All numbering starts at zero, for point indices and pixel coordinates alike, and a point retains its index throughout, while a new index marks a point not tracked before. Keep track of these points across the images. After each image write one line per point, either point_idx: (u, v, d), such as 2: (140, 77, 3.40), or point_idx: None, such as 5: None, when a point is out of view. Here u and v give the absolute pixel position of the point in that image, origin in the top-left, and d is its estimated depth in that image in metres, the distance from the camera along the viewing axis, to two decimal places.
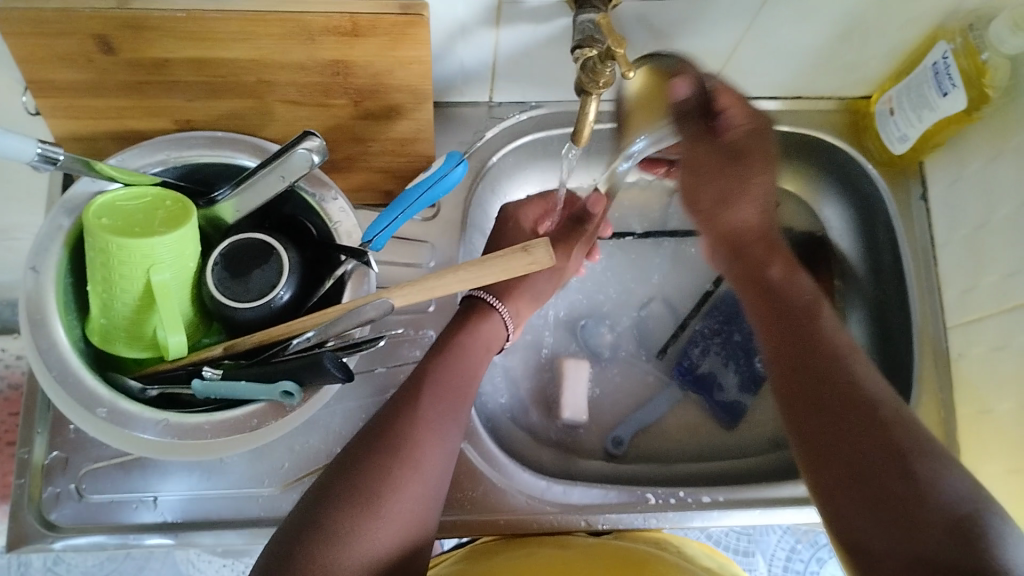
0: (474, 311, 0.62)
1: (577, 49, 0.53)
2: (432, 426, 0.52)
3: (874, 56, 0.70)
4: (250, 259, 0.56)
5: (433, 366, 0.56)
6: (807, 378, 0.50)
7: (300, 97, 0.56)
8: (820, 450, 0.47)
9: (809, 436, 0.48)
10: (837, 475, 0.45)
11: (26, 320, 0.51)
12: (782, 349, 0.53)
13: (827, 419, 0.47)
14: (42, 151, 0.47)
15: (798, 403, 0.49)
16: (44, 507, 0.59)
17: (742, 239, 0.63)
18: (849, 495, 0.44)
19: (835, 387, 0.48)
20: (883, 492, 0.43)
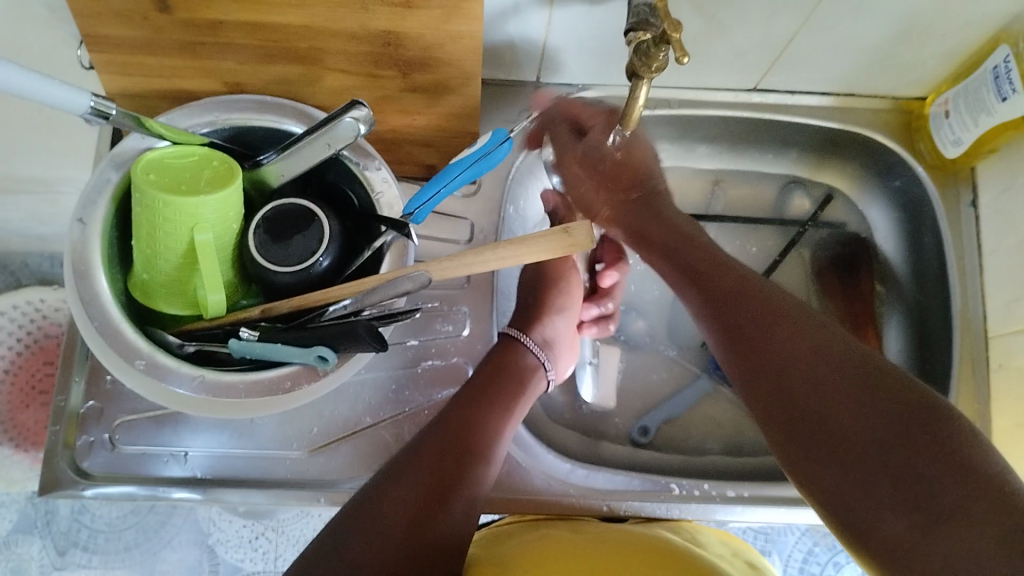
0: (507, 342, 0.65)
1: (631, 32, 0.52)
2: (469, 441, 0.56)
3: (933, 55, 0.69)
4: (293, 225, 0.56)
5: (461, 396, 0.59)
6: (767, 368, 0.51)
7: (350, 66, 0.56)
8: (798, 427, 0.48)
9: (788, 415, 0.48)
10: (815, 450, 0.46)
11: (70, 270, 0.52)
12: (732, 348, 0.54)
13: (806, 389, 0.48)
14: (95, 105, 0.47)
15: (766, 395, 0.50)
16: (78, 455, 0.60)
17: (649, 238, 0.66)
18: (834, 457, 0.45)
19: (791, 355, 0.50)
20: (855, 447, 0.44)
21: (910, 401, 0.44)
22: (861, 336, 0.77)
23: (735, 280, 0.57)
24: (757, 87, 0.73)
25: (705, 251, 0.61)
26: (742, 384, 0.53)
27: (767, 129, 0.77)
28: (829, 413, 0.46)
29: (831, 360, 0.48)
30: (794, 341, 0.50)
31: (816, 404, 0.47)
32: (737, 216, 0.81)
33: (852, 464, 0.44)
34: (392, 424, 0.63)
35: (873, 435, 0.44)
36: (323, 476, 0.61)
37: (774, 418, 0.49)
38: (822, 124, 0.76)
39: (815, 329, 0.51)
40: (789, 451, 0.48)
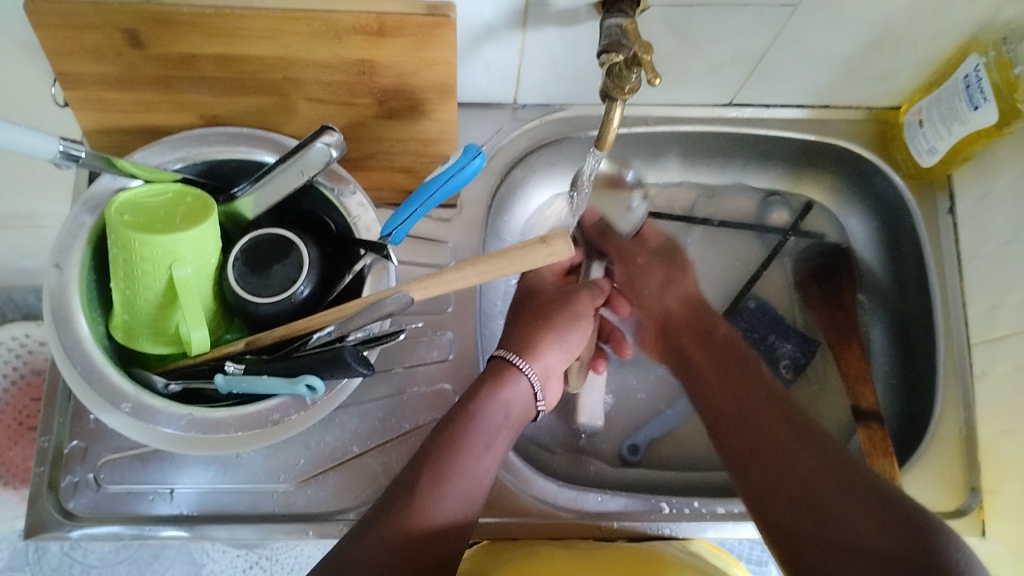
0: (500, 372, 0.60)
1: (604, 54, 0.52)
2: (454, 462, 0.53)
3: (905, 65, 0.69)
4: (271, 255, 0.56)
5: (456, 416, 0.56)
6: (745, 434, 0.56)
7: (325, 95, 0.56)
8: (764, 490, 0.52)
9: (759, 480, 0.53)
10: (786, 510, 0.50)
11: (50, 314, 0.51)
12: (731, 415, 0.59)
13: (774, 455, 0.53)
14: (63, 149, 0.47)
15: (743, 458, 0.55)
16: (63, 496, 0.59)
17: (675, 322, 0.73)
18: (799, 517, 0.49)
19: (792, 468, 0.52)
20: (823, 510, 0.48)
21: (864, 479, 0.49)
22: (845, 345, 0.77)
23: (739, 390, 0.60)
24: (733, 102, 0.74)
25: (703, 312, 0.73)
26: (738, 471, 0.55)
27: (745, 143, 0.77)
28: (796, 476, 0.51)
29: (796, 436, 0.54)
30: (791, 457, 0.52)
31: (786, 469, 0.52)
32: (716, 220, 0.81)
33: (817, 519, 0.48)
34: (380, 452, 0.63)
35: (832, 497, 0.48)
36: (313, 508, 0.61)
37: (750, 478, 0.54)
38: (799, 135, 0.76)
39: (785, 416, 0.56)
40: (761, 513, 0.52)
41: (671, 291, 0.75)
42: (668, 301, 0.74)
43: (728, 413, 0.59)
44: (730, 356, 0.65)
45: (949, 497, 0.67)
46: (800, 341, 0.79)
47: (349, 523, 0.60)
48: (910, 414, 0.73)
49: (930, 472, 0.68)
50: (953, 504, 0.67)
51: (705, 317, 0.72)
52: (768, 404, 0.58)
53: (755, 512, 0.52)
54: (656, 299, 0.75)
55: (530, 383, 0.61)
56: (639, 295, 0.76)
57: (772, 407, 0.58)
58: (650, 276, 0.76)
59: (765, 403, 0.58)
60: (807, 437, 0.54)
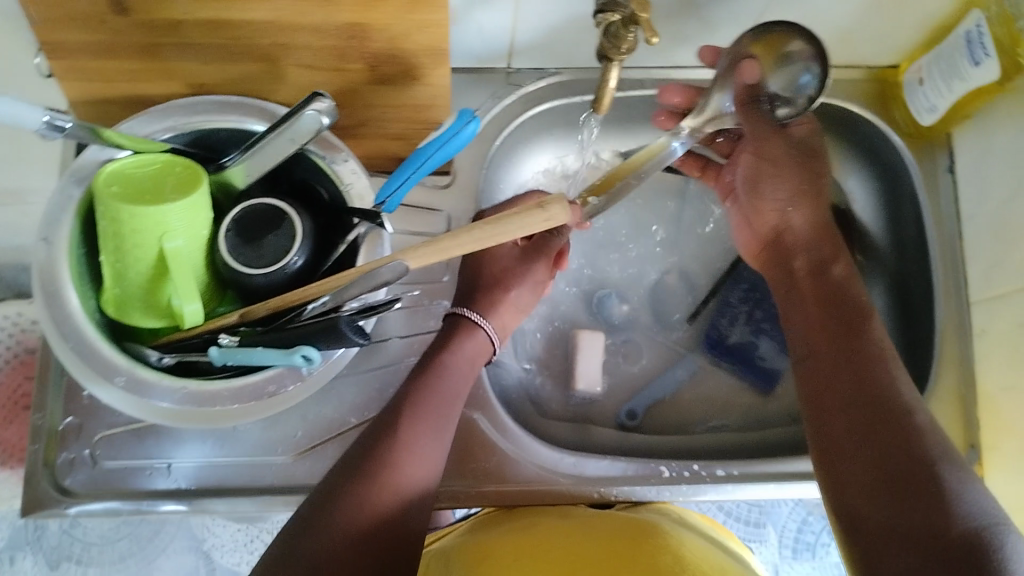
0: (457, 329, 0.61)
1: (600, 13, 0.49)
2: (408, 450, 0.53)
3: (907, 21, 0.68)
4: (263, 225, 0.55)
5: (413, 387, 0.56)
6: (838, 395, 0.53)
7: (315, 61, 0.54)
8: (841, 466, 0.50)
9: (839, 450, 0.51)
10: (859, 500, 0.48)
11: (39, 289, 0.51)
12: (822, 370, 0.55)
13: (860, 428, 0.50)
14: (49, 119, 0.46)
15: (830, 425, 0.52)
16: (59, 474, 0.59)
17: (784, 242, 0.64)
18: (874, 502, 0.48)
19: (876, 450, 0.49)
20: (894, 513, 0.47)
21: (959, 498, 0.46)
22: None
23: (834, 341, 0.56)
24: None
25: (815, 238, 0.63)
26: (819, 432, 0.53)
27: None
28: (877, 460, 0.49)
29: (885, 413, 0.50)
30: (876, 437, 0.50)
31: (873, 454, 0.49)
32: None
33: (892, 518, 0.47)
34: None
35: (916, 501, 0.46)
36: (312, 480, 0.60)
37: (832, 443, 0.51)
38: None
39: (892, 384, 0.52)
40: (833, 483, 0.50)
41: (797, 207, 0.63)
42: (791, 216, 0.63)
43: (818, 369, 0.55)
44: (839, 298, 0.58)
45: None
46: None
47: None
48: (910, 375, 0.73)
49: None
50: None
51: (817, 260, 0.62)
52: (866, 367, 0.53)
53: (830, 486, 0.51)
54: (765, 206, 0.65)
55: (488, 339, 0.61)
56: (760, 197, 0.65)
57: (880, 362, 0.53)
58: (780, 183, 0.63)
59: (866, 358, 0.54)
60: (896, 411, 0.50)
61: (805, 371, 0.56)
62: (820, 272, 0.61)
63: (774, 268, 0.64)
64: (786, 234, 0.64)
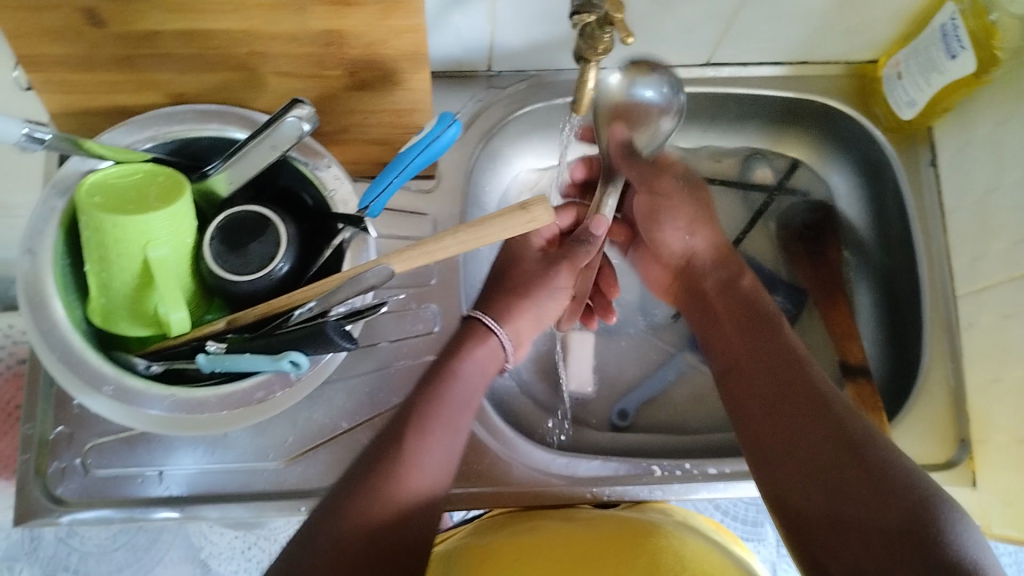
0: (473, 333, 0.61)
1: (576, 15, 0.49)
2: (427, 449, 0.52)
3: (883, 16, 0.68)
4: (248, 232, 0.55)
5: (432, 381, 0.57)
6: (763, 400, 0.54)
7: (294, 68, 0.55)
8: (772, 462, 0.51)
9: (765, 446, 0.52)
10: (794, 488, 0.49)
11: (25, 301, 0.51)
12: (742, 377, 0.58)
13: (784, 424, 0.52)
14: (27, 132, 0.47)
15: (758, 429, 0.53)
16: (51, 482, 0.59)
17: (695, 273, 0.70)
18: (801, 486, 0.49)
19: (801, 436, 0.50)
20: (823, 490, 0.47)
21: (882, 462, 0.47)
22: (830, 302, 0.76)
23: (758, 349, 0.58)
24: (711, 61, 0.73)
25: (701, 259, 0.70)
26: (750, 440, 0.54)
27: (724, 103, 0.76)
28: (800, 445, 0.50)
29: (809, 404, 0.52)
30: (801, 425, 0.51)
31: (797, 442, 0.50)
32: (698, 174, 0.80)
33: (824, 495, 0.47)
34: (369, 427, 0.62)
35: (849, 483, 0.46)
36: (303, 485, 0.61)
37: (762, 452, 0.52)
38: (778, 93, 0.75)
39: (806, 374, 0.54)
40: (768, 483, 0.51)
41: (697, 234, 0.70)
42: (694, 243, 0.70)
43: (744, 381, 0.57)
44: (750, 313, 0.62)
45: (939, 450, 0.68)
46: (789, 292, 0.79)
47: None
48: (899, 369, 0.73)
49: (922, 426, 0.69)
50: (942, 456, 0.68)
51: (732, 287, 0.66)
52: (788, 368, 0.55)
53: (767, 485, 0.51)
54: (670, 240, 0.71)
55: (503, 345, 0.62)
56: (660, 238, 0.73)
57: (802, 363, 0.55)
58: (679, 212, 0.70)
59: (788, 360, 0.56)
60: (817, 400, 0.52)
61: (735, 386, 0.58)
62: (732, 296, 0.65)
63: (694, 308, 0.70)
64: (687, 265, 0.71)
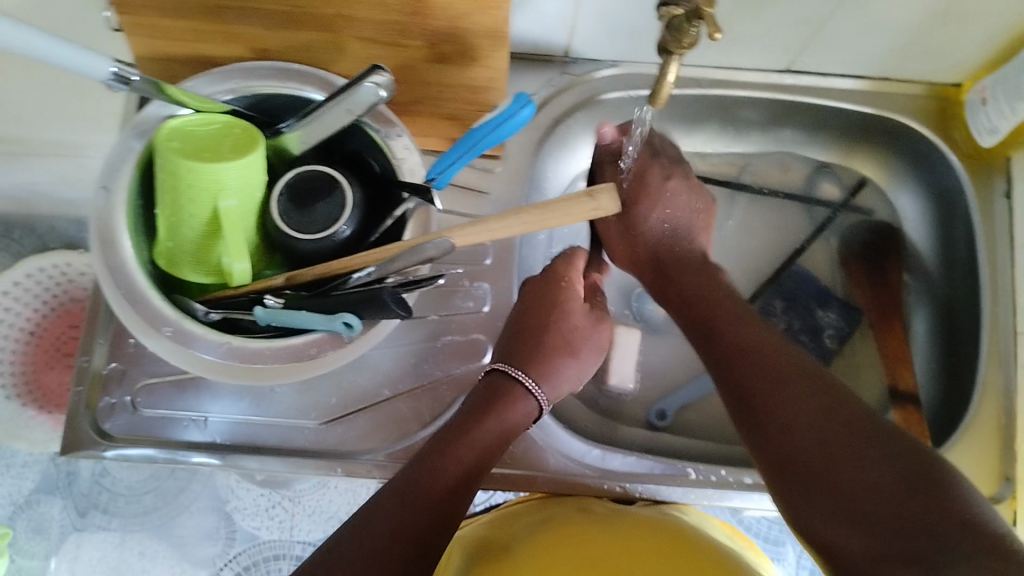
0: (504, 390, 0.55)
1: (664, 6, 0.49)
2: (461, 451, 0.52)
3: (974, 38, 0.67)
4: (315, 192, 0.56)
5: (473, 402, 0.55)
6: (761, 394, 0.51)
7: (377, 34, 0.55)
8: (788, 462, 0.48)
9: (772, 444, 0.49)
10: (818, 490, 0.46)
11: (96, 237, 0.52)
12: (726, 371, 0.54)
13: (793, 418, 0.49)
14: (116, 71, 0.48)
15: (764, 425, 0.50)
16: (99, 416, 0.61)
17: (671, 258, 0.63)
18: (823, 483, 0.46)
19: (816, 431, 0.48)
20: (845, 480, 0.45)
21: (900, 439, 0.46)
22: (886, 326, 0.75)
23: (746, 335, 0.55)
24: (790, 68, 0.72)
25: (682, 248, 0.64)
26: (756, 439, 0.51)
27: (799, 112, 0.75)
28: (825, 441, 0.47)
29: (816, 395, 0.49)
30: (814, 419, 0.48)
31: (814, 438, 0.48)
32: (763, 186, 0.79)
33: (855, 497, 0.45)
34: (410, 397, 0.63)
35: (878, 479, 0.45)
36: (340, 447, 0.61)
37: (775, 451, 0.49)
38: (856, 108, 0.74)
39: (798, 359, 0.52)
40: (786, 485, 0.48)
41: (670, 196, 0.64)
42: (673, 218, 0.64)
43: (734, 369, 0.54)
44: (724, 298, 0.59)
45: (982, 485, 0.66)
46: (844, 310, 0.77)
47: (375, 463, 0.61)
48: (950, 400, 0.72)
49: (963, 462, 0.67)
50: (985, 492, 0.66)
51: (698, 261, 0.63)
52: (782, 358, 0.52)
53: (784, 491, 0.48)
54: (650, 224, 0.64)
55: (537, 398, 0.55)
56: (634, 235, 0.65)
57: (794, 351, 0.53)
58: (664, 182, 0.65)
59: (782, 349, 0.53)
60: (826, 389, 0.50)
61: (724, 375, 0.54)
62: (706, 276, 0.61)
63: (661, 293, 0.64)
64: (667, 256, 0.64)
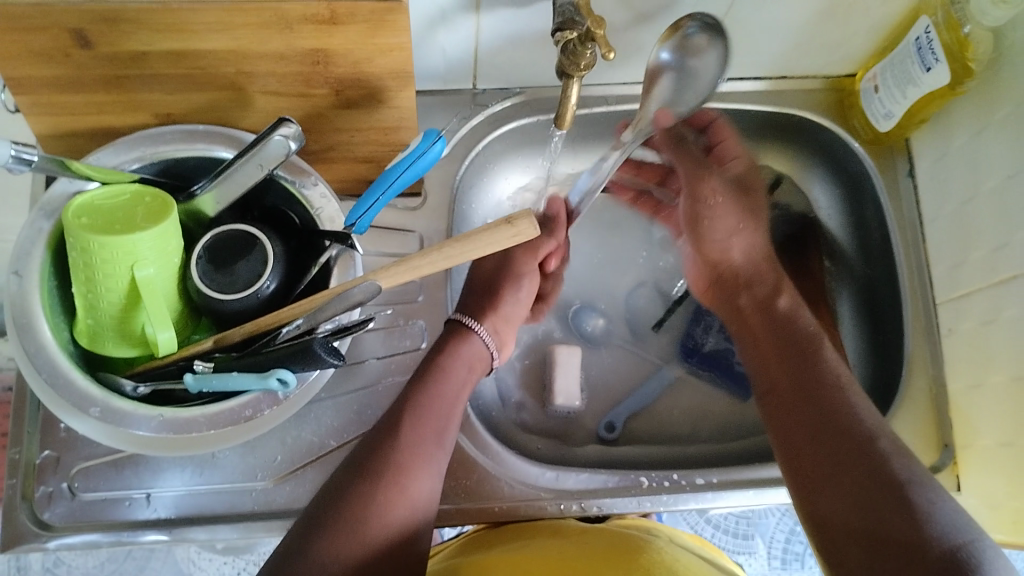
0: (455, 333, 0.62)
1: (558, 32, 0.50)
2: (417, 459, 0.54)
3: (861, 29, 0.70)
4: (234, 251, 0.55)
5: (415, 393, 0.57)
6: (803, 423, 0.54)
7: (280, 87, 0.55)
8: (810, 478, 0.52)
9: (800, 453, 0.54)
10: (834, 512, 0.49)
11: (12, 324, 0.51)
12: (776, 387, 0.58)
13: (827, 449, 0.52)
14: (15, 153, 0.47)
15: (798, 447, 0.54)
16: (37, 507, 0.59)
17: (728, 278, 0.71)
18: (823, 483, 0.51)
19: (842, 466, 0.51)
20: (864, 512, 0.48)
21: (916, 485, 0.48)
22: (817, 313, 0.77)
23: (806, 371, 0.58)
24: None
25: (772, 305, 0.66)
26: (785, 451, 0.55)
27: None
28: (846, 473, 0.50)
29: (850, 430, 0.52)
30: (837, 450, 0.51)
31: (840, 470, 0.50)
32: None
33: (863, 530, 0.47)
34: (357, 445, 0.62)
35: (885, 514, 0.47)
36: (292, 504, 0.60)
37: (801, 466, 0.53)
38: (759, 108, 0.77)
39: (839, 394, 0.55)
40: (803, 494, 0.52)
41: (738, 237, 0.72)
42: (734, 243, 0.72)
43: (788, 395, 0.57)
44: (788, 337, 0.62)
45: (925, 454, 0.68)
46: None
47: None
48: (882, 373, 0.74)
49: (903, 432, 0.69)
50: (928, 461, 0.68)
51: (787, 320, 0.64)
52: (825, 395, 0.55)
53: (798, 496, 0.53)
54: (712, 243, 0.73)
55: (486, 343, 0.63)
56: (705, 236, 0.74)
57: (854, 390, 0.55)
58: (721, 216, 0.73)
59: (838, 383, 0.56)
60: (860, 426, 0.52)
61: (776, 402, 0.58)
62: (766, 310, 0.66)
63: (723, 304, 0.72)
64: (730, 273, 0.71)
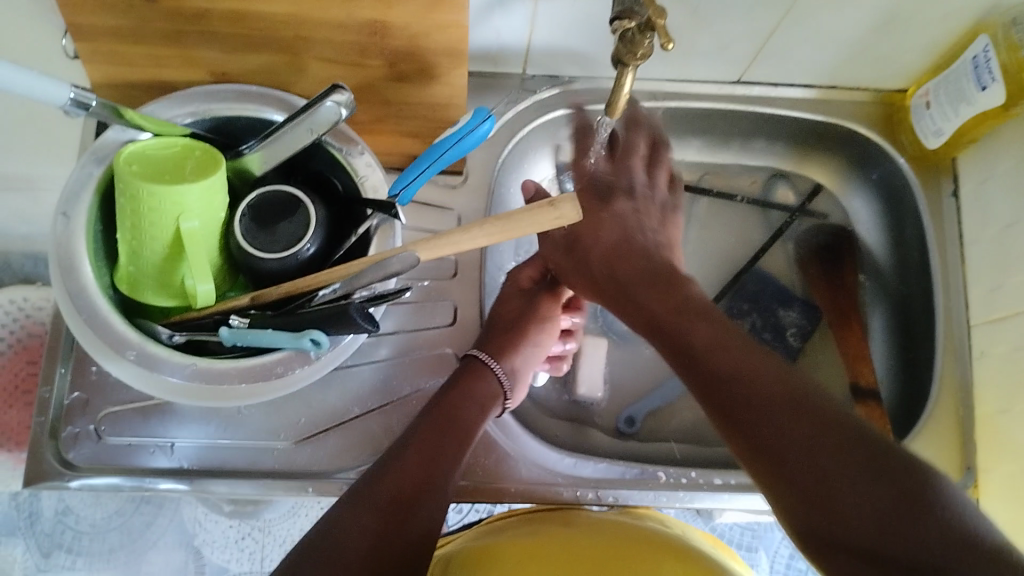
0: (472, 371, 0.61)
1: (616, 20, 0.51)
2: (420, 473, 0.54)
3: (916, 45, 0.69)
4: (278, 212, 0.56)
5: (427, 421, 0.57)
6: (728, 390, 0.49)
7: (336, 55, 0.56)
8: (755, 446, 0.47)
9: (735, 423, 0.48)
10: (785, 477, 0.45)
11: (56, 263, 0.52)
12: (696, 371, 0.52)
13: (761, 417, 0.47)
14: (74, 96, 0.47)
15: (729, 416, 0.49)
16: (63, 446, 0.60)
17: (625, 256, 0.60)
18: (765, 448, 0.46)
19: (784, 425, 0.46)
20: (816, 472, 0.44)
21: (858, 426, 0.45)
22: (846, 328, 0.77)
23: (713, 330, 0.53)
24: (741, 79, 0.74)
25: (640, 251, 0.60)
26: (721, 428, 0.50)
27: (750, 121, 0.77)
28: (783, 434, 0.46)
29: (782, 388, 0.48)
30: (775, 412, 0.47)
31: (778, 433, 0.46)
32: (717, 190, 0.82)
33: (812, 496, 0.43)
34: (379, 415, 0.63)
35: (838, 469, 0.43)
36: (312, 466, 0.61)
37: (740, 443, 0.48)
38: (806, 116, 0.77)
39: (760, 354, 0.51)
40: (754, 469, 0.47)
41: (601, 230, 0.62)
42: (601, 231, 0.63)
43: (697, 361, 0.52)
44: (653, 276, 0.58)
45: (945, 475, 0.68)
46: (805, 309, 0.79)
47: (348, 482, 0.60)
48: (908, 392, 0.74)
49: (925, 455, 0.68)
50: None
51: (646, 254, 0.60)
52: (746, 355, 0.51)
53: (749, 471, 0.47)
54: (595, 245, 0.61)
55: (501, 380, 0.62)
56: (580, 248, 0.63)
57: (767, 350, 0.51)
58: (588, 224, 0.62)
59: (749, 345, 0.52)
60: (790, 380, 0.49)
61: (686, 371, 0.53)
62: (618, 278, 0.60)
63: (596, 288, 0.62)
64: (620, 256, 0.61)
